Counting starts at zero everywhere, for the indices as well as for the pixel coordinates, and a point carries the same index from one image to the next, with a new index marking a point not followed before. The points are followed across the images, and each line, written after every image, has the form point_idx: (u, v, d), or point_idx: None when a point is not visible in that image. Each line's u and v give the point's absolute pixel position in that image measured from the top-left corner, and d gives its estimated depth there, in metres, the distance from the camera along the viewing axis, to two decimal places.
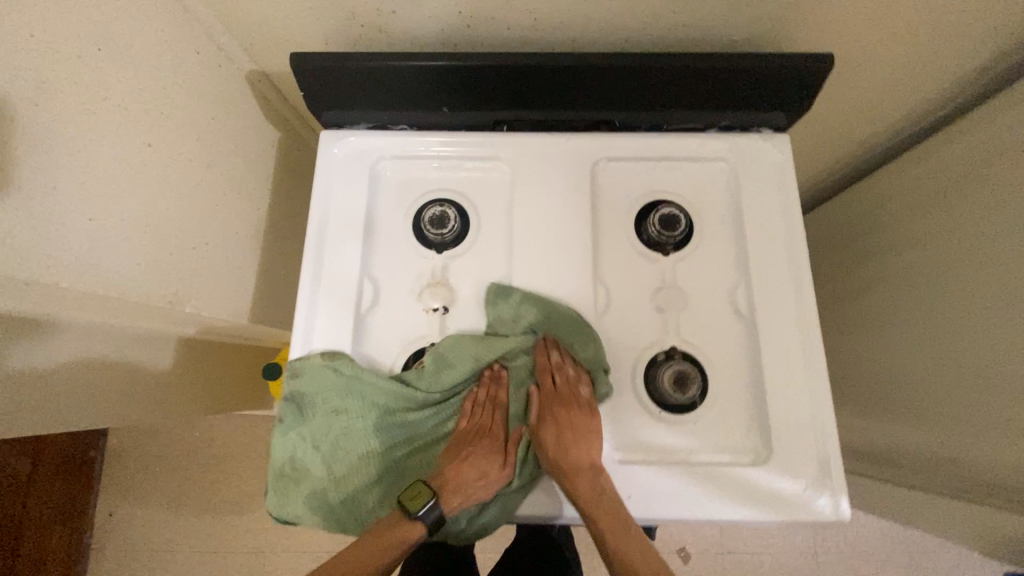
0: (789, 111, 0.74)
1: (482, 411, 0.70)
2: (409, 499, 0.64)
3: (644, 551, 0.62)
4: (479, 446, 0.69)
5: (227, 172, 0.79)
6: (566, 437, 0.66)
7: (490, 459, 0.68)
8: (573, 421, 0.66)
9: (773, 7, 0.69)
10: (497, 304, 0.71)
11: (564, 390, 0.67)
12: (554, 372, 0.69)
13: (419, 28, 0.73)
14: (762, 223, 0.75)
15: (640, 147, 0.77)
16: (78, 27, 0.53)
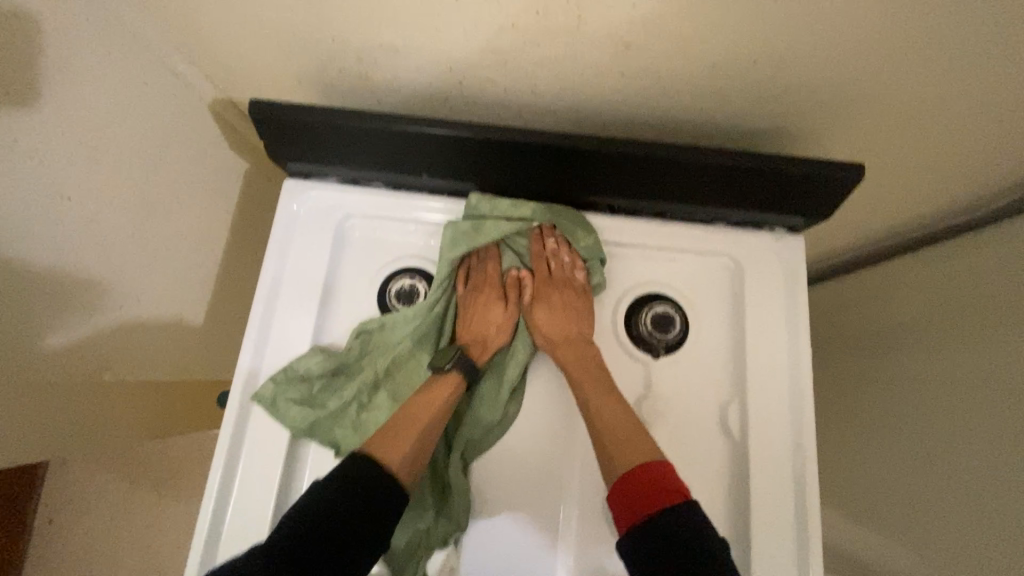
0: (805, 214, 0.67)
1: (481, 284, 0.69)
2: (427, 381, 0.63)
3: (630, 424, 0.59)
4: (484, 297, 0.68)
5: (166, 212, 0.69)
6: (556, 315, 0.66)
7: (494, 306, 0.68)
8: (565, 296, 0.67)
9: (801, 103, 0.61)
10: (486, 198, 0.67)
11: (558, 274, 0.68)
12: (549, 259, 0.69)
13: (404, 83, 0.64)
14: (765, 337, 0.67)
15: (635, 234, 0.70)
16: None
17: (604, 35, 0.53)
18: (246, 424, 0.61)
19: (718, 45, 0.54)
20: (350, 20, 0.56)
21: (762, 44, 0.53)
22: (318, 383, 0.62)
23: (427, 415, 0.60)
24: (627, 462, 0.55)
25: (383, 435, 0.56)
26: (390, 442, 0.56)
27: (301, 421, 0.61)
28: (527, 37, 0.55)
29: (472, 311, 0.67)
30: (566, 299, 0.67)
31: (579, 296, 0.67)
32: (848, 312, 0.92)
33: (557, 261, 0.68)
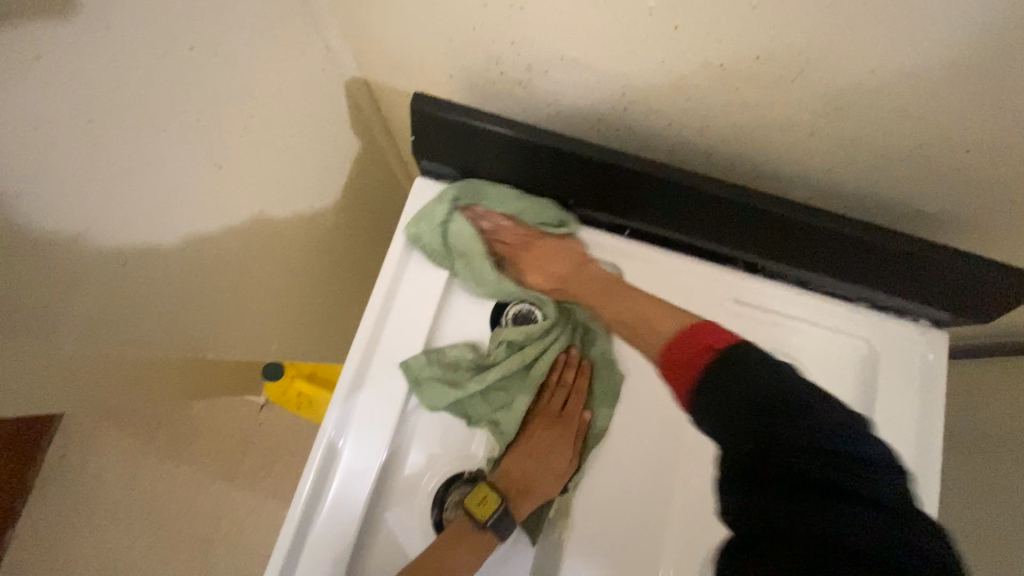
0: (958, 312, 0.63)
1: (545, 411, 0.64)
2: (477, 504, 0.56)
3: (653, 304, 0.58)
4: (543, 446, 0.61)
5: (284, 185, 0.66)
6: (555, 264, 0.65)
7: (557, 453, 0.60)
8: (537, 249, 0.66)
9: (998, 199, 0.56)
10: (421, 224, 0.62)
11: (515, 239, 0.67)
12: (501, 234, 0.67)
13: (565, 99, 0.60)
14: (892, 432, 0.63)
15: (771, 300, 0.65)
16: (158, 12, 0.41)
17: (816, 92, 0.49)
18: (342, 442, 0.58)
19: (939, 124, 0.49)
20: (542, 27, 0.52)
21: (990, 133, 0.48)
22: (468, 370, 0.61)
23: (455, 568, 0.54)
24: (667, 333, 0.54)
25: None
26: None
27: (445, 401, 0.59)
28: (729, 79, 0.51)
29: (529, 472, 0.60)
30: (549, 257, 0.65)
31: (552, 246, 0.66)
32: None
33: (502, 230, 0.67)
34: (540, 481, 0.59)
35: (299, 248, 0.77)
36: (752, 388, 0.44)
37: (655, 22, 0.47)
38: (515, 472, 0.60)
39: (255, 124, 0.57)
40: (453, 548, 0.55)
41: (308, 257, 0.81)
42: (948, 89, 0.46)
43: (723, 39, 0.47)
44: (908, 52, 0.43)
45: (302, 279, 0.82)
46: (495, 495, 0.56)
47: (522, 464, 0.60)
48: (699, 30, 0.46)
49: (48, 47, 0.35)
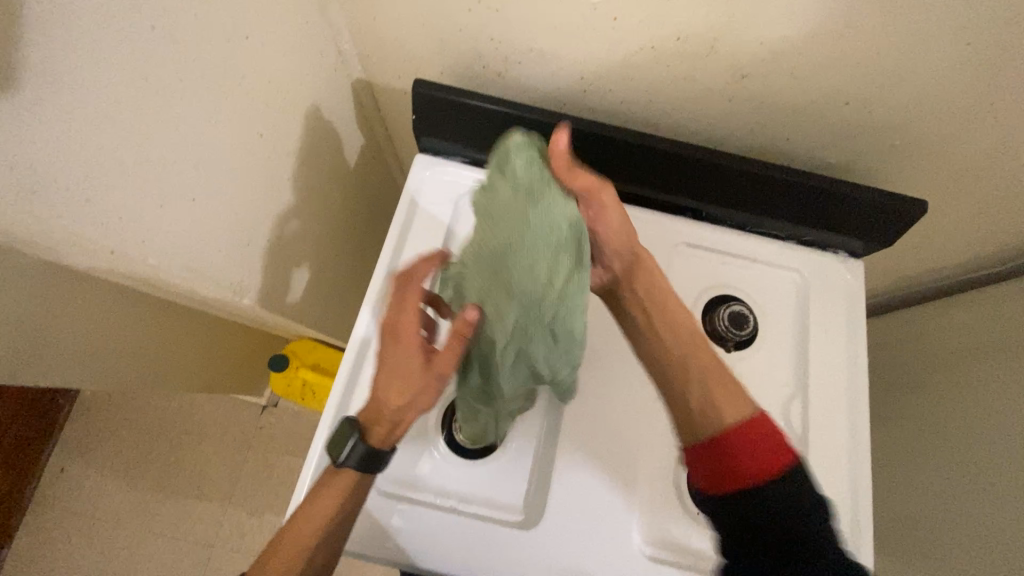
0: (868, 240, 0.76)
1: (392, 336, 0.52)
2: (336, 444, 0.56)
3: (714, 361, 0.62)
4: (393, 371, 0.52)
5: (301, 166, 0.78)
6: (615, 225, 0.60)
7: (404, 386, 0.52)
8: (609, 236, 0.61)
9: (878, 142, 0.71)
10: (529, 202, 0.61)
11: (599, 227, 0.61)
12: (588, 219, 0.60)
13: (535, 83, 0.75)
14: (822, 344, 0.76)
15: (716, 242, 0.78)
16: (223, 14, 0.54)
17: (726, 64, 0.64)
18: (363, 365, 0.68)
19: (820, 84, 0.64)
20: (514, 24, 0.66)
21: (858, 88, 0.64)
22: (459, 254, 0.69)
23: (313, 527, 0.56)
24: (737, 419, 0.57)
25: (291, 544, 0.57)
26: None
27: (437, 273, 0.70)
28: (661, 57, 0.65)
29: (380, 400, 0.53)
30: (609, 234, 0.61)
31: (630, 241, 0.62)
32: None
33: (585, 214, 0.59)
34: (385, 409, 0.54)
35: (311, 227, 0.88)
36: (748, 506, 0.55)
37: (600, 15, 0.62)
38: (371, 405, 0.55)
39: (283, 109, 0.69)
40: (321, 491, 0.57)
41: (318, 238, 0.91)
42: (821, 55, 0.61)
43: (652, 25, 0.61)
44: (783, 30, 0.59)
45: (313, 258, 0.92)
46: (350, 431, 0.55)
47: (377, 397, 0.54)
48: (634, 19, 0.61)
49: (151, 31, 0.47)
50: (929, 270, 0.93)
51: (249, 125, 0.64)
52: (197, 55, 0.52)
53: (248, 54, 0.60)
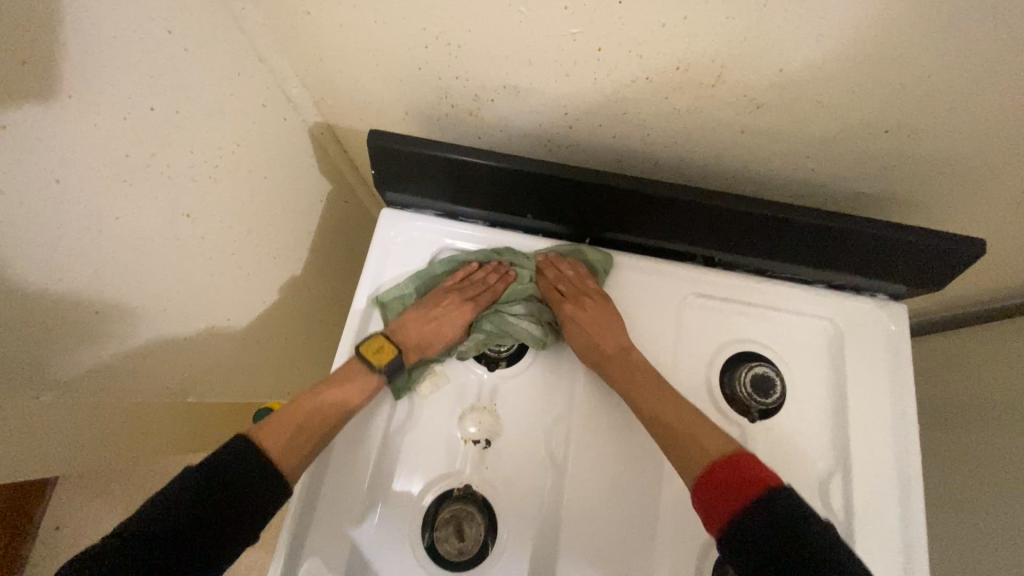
0: (908, 283, 0.65)
1: (457, 292, 0.66)
2: (374, 354, 0.60)
3: (699, 419, 0.56)
4: (446, 318, 0.64)
5: (254, 230, 0.69)
6: (597, 314, 0.63)
7: (450, 323, 0.64)
8: (592, 316, 0.63)
9: (925, 171, 0.59)
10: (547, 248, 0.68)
11: (575, 293, 0.65)
12: (560, 284, 0.66)
13: (513, 122, 0.64)
14: (862, 407, 0.65)
15: (732, 290, 0.68)
16: (119, 83, 0.44)
17: (738, 94, 0.53)
18: (372, 319, 0.65)
19: (856, 111, 0.53)
20: (481, 61, 0.56)
21: (899, 113, 0.53)
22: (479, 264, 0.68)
23: (336, 406, 0.58)
24: (709, 461, 0.52)
25: (287, 438, 0.54)
26: (281, 458, 0.53)
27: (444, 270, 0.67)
28: (658, 89, 0.54)
29: (421, 330, 0.63)
30: (586, 318, 0.63)
31: (610, 320, 0.63)
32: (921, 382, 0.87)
33: (574, 283, 0.66)
34: (431, 342, 0.63)
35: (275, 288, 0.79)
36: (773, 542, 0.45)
37: (581, 46, 0.51)
38: (412, 334, 0.63)
39: (221, 173, 0.60)
40: (357, 380, 0.60)
41: (285, 297, 0.82)
42: (854, 80, 0.50)
43: (644, 54, 0.51)
44: (811, 51, 0.47)
45: (281, 319, 0.83)
46: (391, 347, 0.61)
47: (419, 328, 0.63)
48: (622, 48, 0.50)
49: (14, 119, 0.38)
50: (978, 299, 0.80)
51: (176, 200, 0.55)
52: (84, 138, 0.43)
53: (165, 123, 0.50)
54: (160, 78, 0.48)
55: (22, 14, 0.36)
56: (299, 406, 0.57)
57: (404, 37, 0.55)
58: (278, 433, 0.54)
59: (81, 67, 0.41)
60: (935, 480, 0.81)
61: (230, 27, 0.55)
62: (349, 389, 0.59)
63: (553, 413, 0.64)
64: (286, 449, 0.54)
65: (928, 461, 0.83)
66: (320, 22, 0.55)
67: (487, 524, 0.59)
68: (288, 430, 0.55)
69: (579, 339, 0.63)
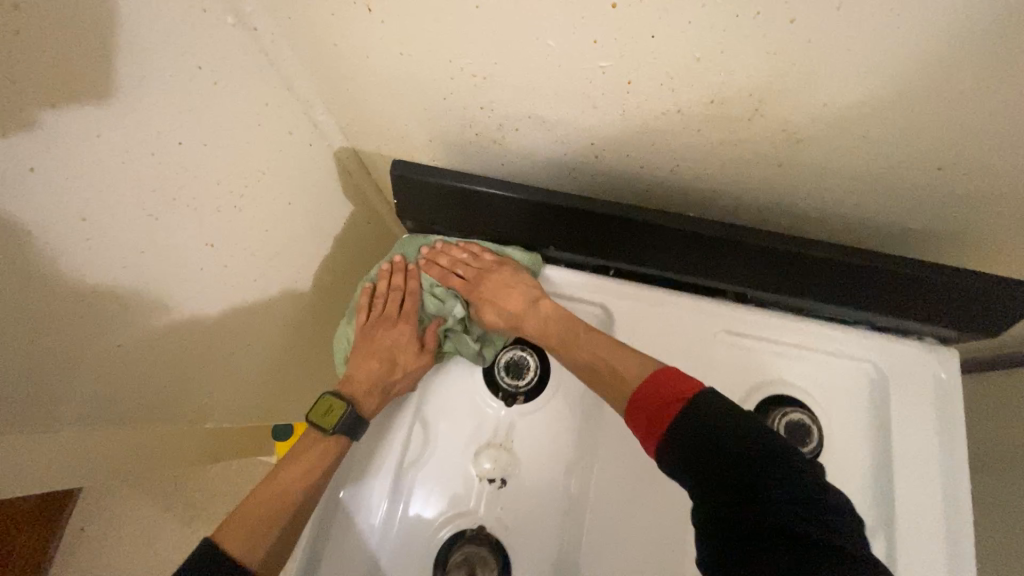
0: (961, 326, 0.61)
1: (384, 318, 0.67)
2: (322, 416, 0.59)
3: (608, 351, 0.57)
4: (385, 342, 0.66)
5: (276, 254, 0.69)
6: (500, 291, 0.65)
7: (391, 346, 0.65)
8: (490, 285, 0.65)
9: (985, 210, 0.55)
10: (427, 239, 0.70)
11: (472, 272, 0.67)
12: (457, 270, 0.68)
13: (539, 151, 0.63)
14: (909, 460, 0.59)
15: (766, 329, 0.64)
16: (146, 117, 0.45)
17: (778, 128, 0.50)
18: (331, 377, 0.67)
19: (907, 147, 0.49)
20: (507, 92, 0.55)
21: (956, 150, 0.49)
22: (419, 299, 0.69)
23: (293, 483, 0.56)
24: (635, 379, 0.52)
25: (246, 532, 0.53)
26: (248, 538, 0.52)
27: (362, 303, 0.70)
28: (691, 121, 0.52)
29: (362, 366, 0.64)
30: (484, 289, 0.66)
31: (498, 280, 0.65)
32: (974, 427, 0.80)
33: (460, 259, 0.68)
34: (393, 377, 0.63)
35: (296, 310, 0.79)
36: (721, 441, 0.43)
37: (611, 79, 0.49)
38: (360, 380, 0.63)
39: (246, 198, 0.60)
40: (307, 449, 0.58)
41: (306, 318, 0.82)
42: (906, 115, 0.46)
43: (677, 87, 0.48)
44: (859, 86, 0.44)
45: (300, 340, 0.83)
46: (337, 404, 0.60)
47: (366, 368, 0.64)
48: (653, 82, 0.48)
49: (42, 158, 0.39)
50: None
51: (199, 227, 0.55)
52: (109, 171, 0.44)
53: (191, 155, 0.51)
54: (186, 109, 0.48)
55: (45, 54, 0.37)
56: (257, 500, 0.55)
57: (429, 69, 0.54)
58: (238, 526, 0.53)
59: (105, 100, 0.42)
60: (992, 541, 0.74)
61: (258, 58, 0.55)
62: (304, 464, 0.57)
63: (572, 452, 0.61)
64: (249, 540, 0.52)
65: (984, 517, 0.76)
66: (346, 54, 0.54)
67: (502, 569, 0.57)
68: (247, 522, 0.53)
69: (490, 309, 0.65)
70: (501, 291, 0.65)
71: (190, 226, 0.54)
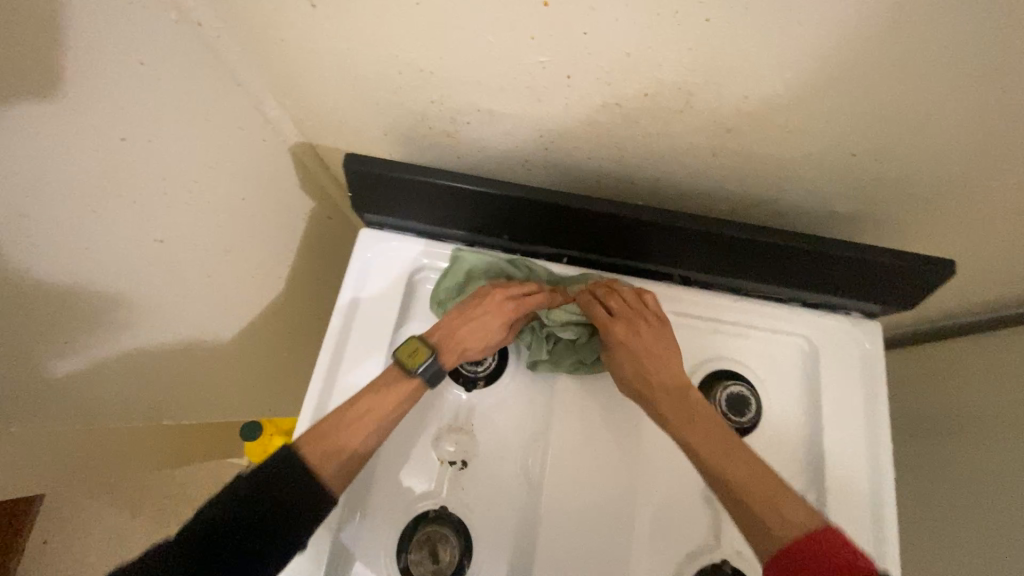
0: (883, 301, 0.66)
1: (513, 299, 0.62)
2: (410, 354, 0.58)
3: (762, 475, 0.51)
4: (484, 318, 0.61)
5: (231, 248, 0.69)
6: (649, 337, 0.60)
7: (492, 323, 0.61)
8: (643, 342, 0.60)
9: (897, 191, 0.60)
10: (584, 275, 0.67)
11: (621, 316, 0.61)
12: (606, 303, 0.62)
13: (491, 143, 0.65)
14: (838, 424, 0.65)
15: (708, 308, 0.68)
16: (85, 114, 0.46)
17: (706, 119, 0.54)
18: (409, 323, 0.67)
19: (822, 135, 0.54)
20: (455, 86, 0.56)
21: (865, 137, 0.53)
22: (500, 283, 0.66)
23: (381, 413, 0.56)
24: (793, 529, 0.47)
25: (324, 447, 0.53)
26: (329, 457, 0.53)
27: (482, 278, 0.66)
28: (629, 113, 0.55)
29: (461, 328, 0.60)
30: (634, 345, 0.59)
31: (650, 342, 0.60)
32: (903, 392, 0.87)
33: (628, 305, 0.62)
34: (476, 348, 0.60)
35: (257, 305, 0.79)
36: None
37: (550, 74, 0.52)
38: (452, 330, 0.60)
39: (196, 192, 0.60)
40: (393, 384, 0.57)
41: (268, 312, 0.82)
42: (818, 105, 0.50)
43: (613, 81, 0.51)
44: (772, 80, 0.48)
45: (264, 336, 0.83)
46: (426, 347, 0.58)
47: (468, 326, 0.60)
48: (590, 76, 0.51)
49: None
50: (959, 307, 0.80)
51: (145, 222, 0.56)
52: (47, 167, 0.44)
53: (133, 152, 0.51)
54: (126, 104, 0.49)
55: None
56: (341, 424, 0.54)
57: (378, 64, 0.55)
58: (322, 441, 0.53)
59: (42, 99, 0.42)
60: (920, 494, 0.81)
61: (203, 54, 0.55)
62: (385, 401, 0.56)
63: (531, 430, 0.64)
64: (327, 459, 0.52)
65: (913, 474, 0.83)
66: (294, 49, 0.55)
67: (464, 545, 0.60)
68: (331, 444, 0.53)
69: (627, 365, 0.60)
70: (661, 363, 0.59)
71: (137, 223, 0.55)
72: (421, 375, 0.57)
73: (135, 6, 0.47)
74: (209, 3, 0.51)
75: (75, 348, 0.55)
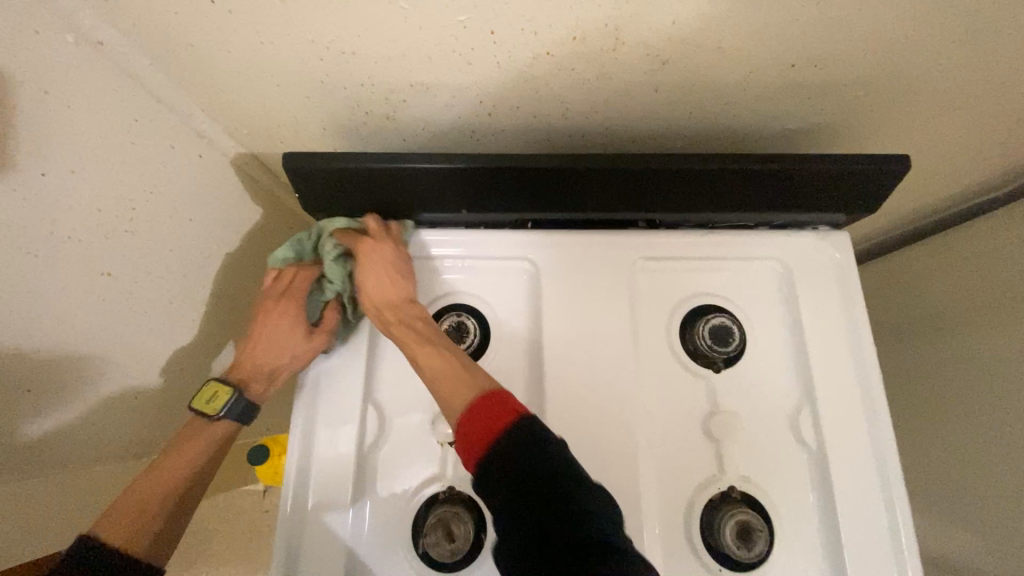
0: (846, 209, 0.66)
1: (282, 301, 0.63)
2: (207, 402, 0.59)
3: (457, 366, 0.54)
4: (272, 331, 0.62)
5: (189, 273, 0.67)
6: (375, 281, 0.61)
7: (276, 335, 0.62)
8: (370, 266, 0.62)
9: (842, 96, 0.59)
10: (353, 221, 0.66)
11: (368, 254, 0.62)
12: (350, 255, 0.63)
13: (433, 119, 0.63)
14: (821, 336, 0.65)
15: (680, 247, 0.68)
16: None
17: (639, 54, 0.53)
18: None
19: (757, 52, 0.53)
20: (381, 65, 0.54)
21: (800, 45, 0.52)
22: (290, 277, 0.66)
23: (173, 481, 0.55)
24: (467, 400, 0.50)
25: (126, 516, 0.51)
26: (138, 523, 0.51)
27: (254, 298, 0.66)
28: (562, 61, 0.54)
29: (257, 356, 0.62)
30: (367, 271, 0.62)
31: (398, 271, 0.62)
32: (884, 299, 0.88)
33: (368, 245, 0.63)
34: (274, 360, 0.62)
35: (234, 326, 0.78)
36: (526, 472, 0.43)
37: (471, 32, 0.50)
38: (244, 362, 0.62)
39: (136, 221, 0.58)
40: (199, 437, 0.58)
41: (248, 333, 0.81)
42: (746, 20, 0.49)
43: (538, 29, 0.50)
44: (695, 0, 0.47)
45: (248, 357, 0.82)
46: (228, 388, 0.60)
47: (253, 354, 0.62)
48: (512, 29, 0.50)
49: None
50: (924, 205, 0.81)
51: (87, 260, 0.54)
52: None
53: (57, 189, 0.49)
54: (37, 138, 0.47)
55: None
56: (142, 488, 0.53)
57: (296, 54, 0.53)
58: (121, 512, 0.51)
59: None
60: (915, 392, 0.83)
61: (113, 76, 0.53)
62: (185, 454, 0.56)
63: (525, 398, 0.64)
64: (135, 527, 0.51)
65: (907, 374, 0.85)
66: (206, 53, 0.53)
67: (476, 520, 0.60)
68: (130, 513, 0.52)
69: (374, 286, 0.61)
70: (382, 283, 0.61)
71: (79, 260, 0.53)
72: (225, 417, 0.59)
73: (24, 32, 0.44)
74: (103, 18, 0.48)
75: (47, 401, 0.54)
